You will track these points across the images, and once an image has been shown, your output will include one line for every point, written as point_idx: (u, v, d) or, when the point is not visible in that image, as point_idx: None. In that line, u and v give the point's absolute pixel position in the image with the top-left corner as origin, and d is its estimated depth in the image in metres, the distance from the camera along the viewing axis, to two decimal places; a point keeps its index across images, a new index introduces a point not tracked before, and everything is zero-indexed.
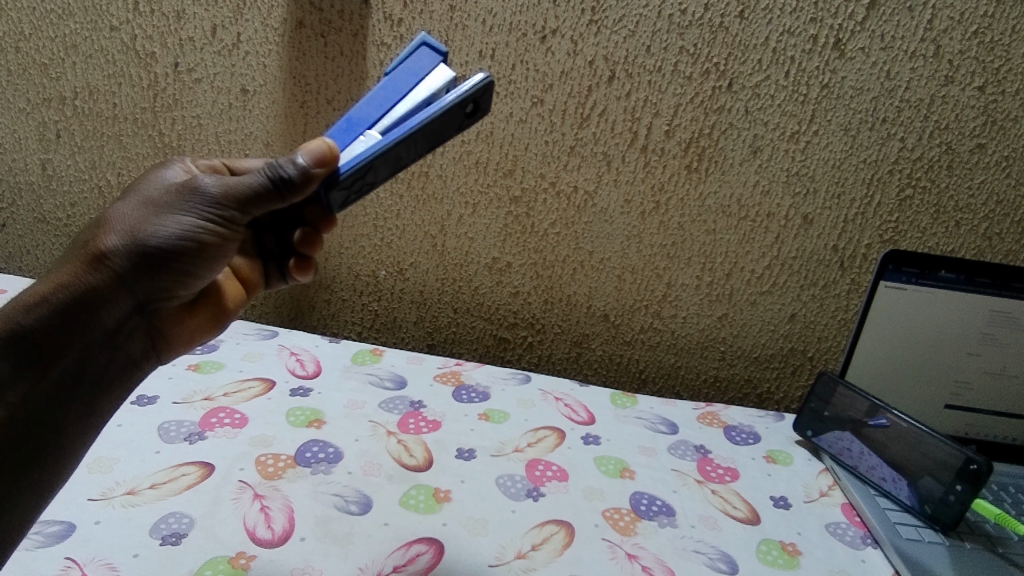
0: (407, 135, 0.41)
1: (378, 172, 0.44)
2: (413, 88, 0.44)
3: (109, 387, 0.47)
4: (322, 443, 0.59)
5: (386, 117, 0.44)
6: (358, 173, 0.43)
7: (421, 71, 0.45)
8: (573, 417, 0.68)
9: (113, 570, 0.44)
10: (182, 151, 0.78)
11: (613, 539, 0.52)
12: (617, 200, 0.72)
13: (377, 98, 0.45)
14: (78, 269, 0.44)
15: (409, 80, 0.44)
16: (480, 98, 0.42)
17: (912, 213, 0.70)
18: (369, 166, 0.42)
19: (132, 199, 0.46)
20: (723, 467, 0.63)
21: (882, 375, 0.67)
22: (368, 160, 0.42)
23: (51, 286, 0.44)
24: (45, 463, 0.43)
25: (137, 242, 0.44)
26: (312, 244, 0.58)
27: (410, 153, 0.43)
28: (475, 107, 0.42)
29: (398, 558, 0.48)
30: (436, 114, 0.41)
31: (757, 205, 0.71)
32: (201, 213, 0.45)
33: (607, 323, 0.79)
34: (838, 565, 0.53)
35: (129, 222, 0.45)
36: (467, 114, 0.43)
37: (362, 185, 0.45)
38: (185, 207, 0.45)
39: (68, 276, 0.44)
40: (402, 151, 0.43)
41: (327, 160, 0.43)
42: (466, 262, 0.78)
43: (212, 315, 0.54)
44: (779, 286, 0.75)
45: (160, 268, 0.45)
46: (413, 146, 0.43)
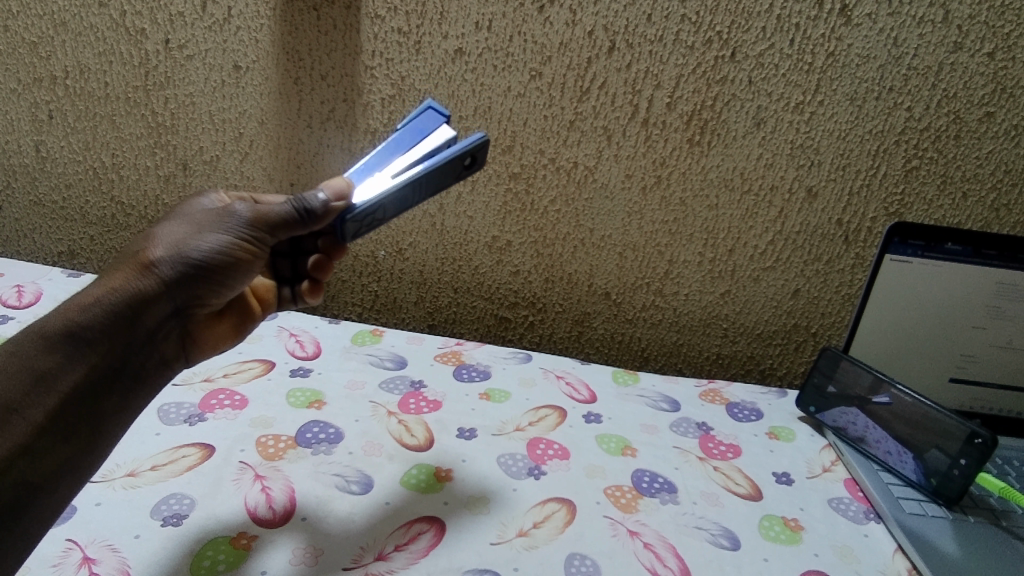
0: (417, 179, 0.45)
1: (388, 210, 0.47)
2: (419, 143, 0.49)
3: (146, 385, 0.46)
4: (323, 424, 0.58)
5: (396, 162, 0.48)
6: (371, 209, 0.46)
7: (426, 129, 0.50)
8: (574, 395, 0.67)
9: (114, 551, 0.44)
10: (176, 131, 0.77)
11: (615, 516, 0.52)
12: (618, 175, 0.71)
13: (389, 149, 0.50)
14: (126, 276, 0.44)
15: (416, 136, 0.49)
16: (478, 151, 0.48)
17: (918, 184, 0.69)
18: (380, 203, 0.46)
19: (175, 221, 0.48)
20: (725, 444, 0.63)
21: (886, 349, 0.66)
22: (380, 198, 0.45)
23: (102, 290, 0.44)
24: (77, 440, 0.42)
25: (182, 253, 0.45)
26: (324, 269, 0.58)
27: (416, 195, 0.47)
28: (473, 160, 0.48)
29: (400, 536, 0.48)
30: (440, 163, 0.46)
31: (760, 178, 0.70)
32: (241, 231, 0.47)
33: (608, 301, 0.78)
34: (840, 539, 0.52)
35: (176, 236, 0.46)
36: (465, 166, 0.48)
37: (373, 221, 0.48)
38: (227, 225, 0.47)
39: (116, 282, 0.44)
40: (408, 193, 0.46)
41: (345, 195, 0.47)
42: (466, 241, 0.77)
43: (236, 325, 0.54)
44: (783, 261, 0.74)
45: (199, 280, 0.46)
46: (420, 191, 0.47)
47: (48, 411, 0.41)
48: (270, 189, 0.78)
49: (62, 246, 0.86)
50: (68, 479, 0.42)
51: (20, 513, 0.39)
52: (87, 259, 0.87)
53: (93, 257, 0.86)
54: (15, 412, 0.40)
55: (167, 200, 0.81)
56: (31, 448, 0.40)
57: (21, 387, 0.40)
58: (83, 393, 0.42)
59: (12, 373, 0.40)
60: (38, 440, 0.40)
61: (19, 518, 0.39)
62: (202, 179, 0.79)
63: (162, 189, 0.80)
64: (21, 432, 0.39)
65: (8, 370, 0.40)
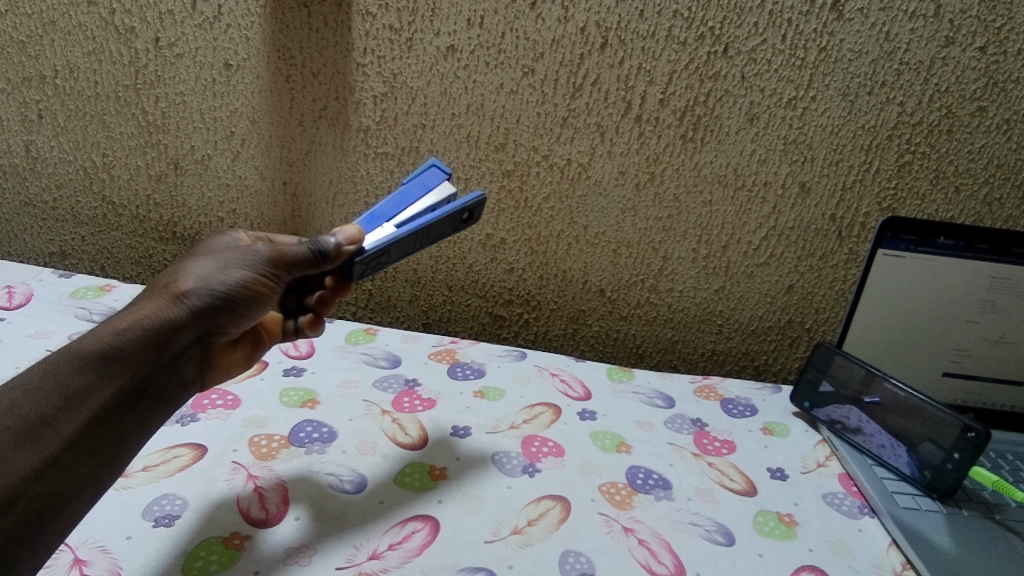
0: (420, 229, 0.48)
1: (392, 255, 0.50)
2: (422, 196, 0.52)
3: (167, 405, 0.46)
4: (316, 423, 0.58)
5: (401, 212, 0.51)
6: (378, 254, 0.49)
7: (430, 184, 0.53)
8: (569, 393, 0.67)
9: (105, 552, 0.43)
10: (166, 130, 0.76)
11: (610, 513, 0.52)
12: (611, 172, 0.71)
13: (395, 199, 0.52)
14: (155, 305, 0.45)
15: (421, 190, 0.52)
16: (475, 208, 0.50)
17: (911, 179, 0.69)
18: (385, 249, 0.49)
19: (200, 254, 0.49)
20: (720, 440, 0.63)
21: (880, 344, 0.66)
22: (384, 245, 0.48)
23: (129, 317, 0.44)
24: (101, 448, 0.41)
25: (208, 284, 0.46)
26: (327, 304, 0.57)
27: (418, 244, 0.50)
28: (470, 215, 0.51)
29: (394, 535, 0.47)
30: (442, 217, 0.48)
31: (754, 174, 0.70)
32: (264, 267, 0.48)
33: (603, 298, 0.78)
34: (834, 534, 0.53)
35: (203, 269, 0.47)
36: (463, 220, 0.51)
37: (378, 264, 0.51)
38: (249, 260, 0.47)
39: (145, 310, 0.45)
40: (411, 242, 0.49)
41: (359, 239, 0.49)
42: (460, 239, 0.77)
43: (248, 351, 0.56)
44: (776, 258, 0.74)
45: (221, 311, 0.47)
46: (421, 240, 0.50)
47: (77, 425, 0.40)
48: (262, 188, 0.78)
49: (53, 247, 0.86)
50: (91, 495, 0.41)
51: (46, 524, 0.38)
52: (79, 260, 0.86)
53: (85, 257, 0.86)
54: (48, 426, 0.40)
55: (159, 200, 0.81)
56: (60, 460, 0.39)
57: (52, 402, 0.40)
58: (110, 414, 0.42)
59: (44, 390, 0.41)
60: (66, 452, 0.40)
61: (47, 528, 0.39)
62: (193, 178, 0.78)
63: (153, 188, 0.80)
64: (51, 445, 0.39)
65: (40, 388, 0.41)
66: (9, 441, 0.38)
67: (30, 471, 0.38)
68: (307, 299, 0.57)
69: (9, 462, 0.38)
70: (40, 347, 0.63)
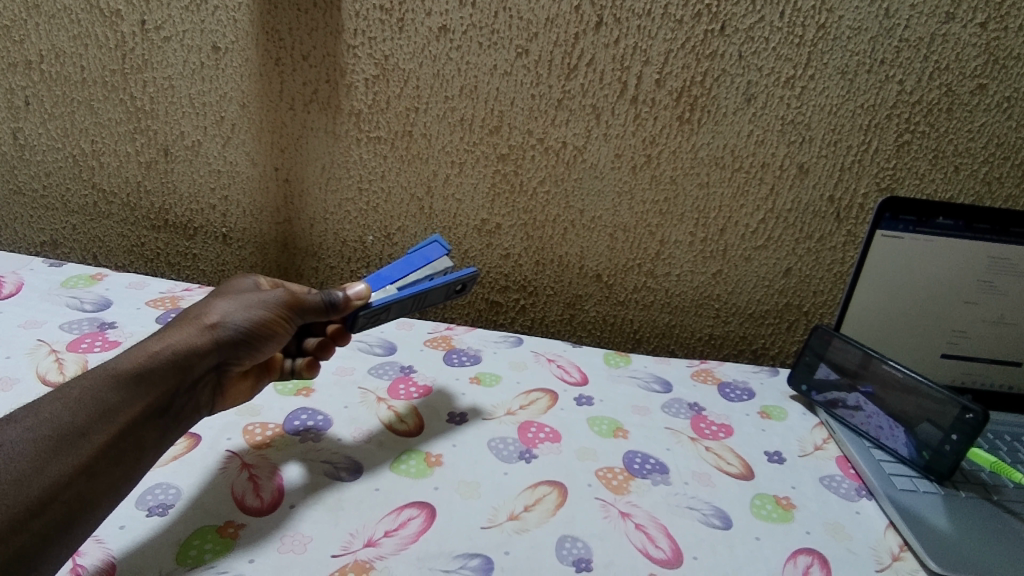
0: (421, 293, 0.54)
1: (390, 314, 0.55)
2: (423, 266, 0.57)
3: (182, 424, 0.47)
4: (311, 411, 0.58)
5: (405, 278, 0.56)
6: (380, 311, 0.53)
7: (431, 256, 0.58)
8: (565, 378, 0.67)
9: (99, 542, 0.43)
10: (155, 116, 0.75)
11: (606, 498, 0.51)
12: (607, 154, 0.70)
13: (399, 264, 0.58)
14: (182, 334, 0.47)
15: (424, 260, 0.58)
16: (467, 281, 0.57)
17: (910, 159, 0.68)
18: (388, 307, 0.54)
19: (224, 294, 0.52)
20: (717, 424, 0.63)
21: (879, 327, 0.66)
22: (388, 303, 0.53)
23: (156, 342, 0.46)
24: (126, 458, 0.41)
25: (233, 319, 0.48)
26: (327, 348, 0.57)
27: (414, 306, 0.56)
28: (462, 287, 0.57)
29: (390, 522, 0.47)
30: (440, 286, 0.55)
31: (751, 156, 0.69)
32: (283, 306, 0.51)
33: (599, 283, 0.77)
34: (831, 516, 0.53)
35: (228, 305, 0.49)
36: (455, 291, 0.57)
37: (377, 319, 0.55)
38: (270, 300, 0.51)
39: (172, 337, 0.46)
40: (410, 305, 0.55)
41: (367, 296, 0.53)
42: (456, 225, 0.76)
43: (253, 382, 0.55)
44: (774, 240, 0.73)
45: (241, 346, 0.49)
46: (417, 304, 0.56)
47: (109, 435, 0.40)
48: (253, 174, 0.77)
49: (44, 236, 0.85)
50: (115, 499, 0.41)
51: (74, 530, 0.38)
52: (70, 249, 0.86)
53: (76, 246, 0.85)
54: (84, 436, 0.39)
55: (150, 187, 0.79)
56: (91, 468, 0.39)
57: (86, 413, 0.40)
58: (137, 426, 0.42)
59: (80, 403, 0.40)
60: (98, 459, 0.39)
61: (75, 530, 0.38)
62: (184, 164, 0.77)
63: (143, 175, 0.79)
64: (83, 452, 0.39)
65: (77, 401, 0.40)
66: (45, 449, 0.38)
67: (63, 477, 0.38)
68: (307, 342, 0.57)
69: (45, 468, 0.37)
70: (31, 336, 0.63)
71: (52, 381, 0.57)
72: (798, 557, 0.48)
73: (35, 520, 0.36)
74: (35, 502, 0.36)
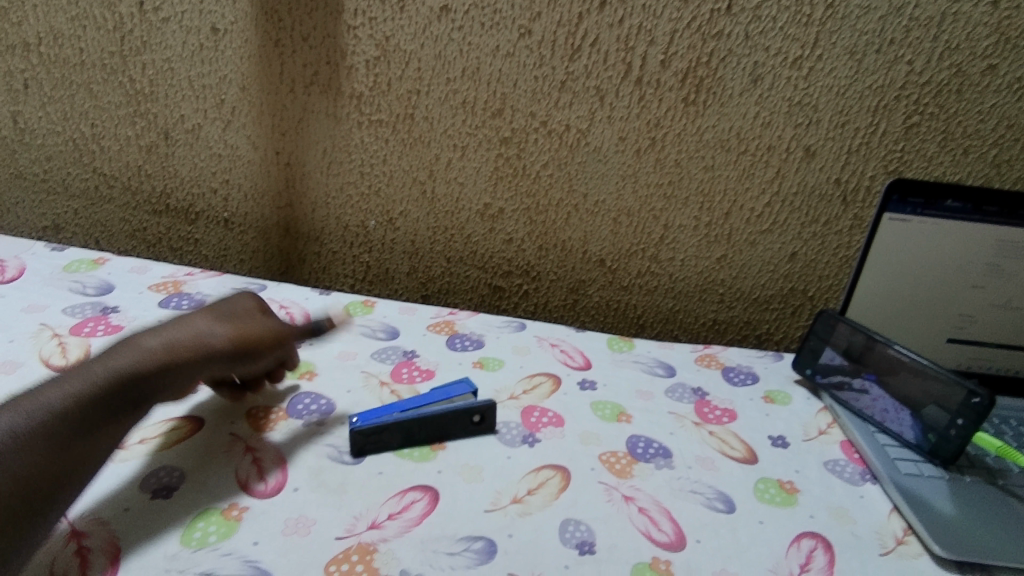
0: (425, 417, 0.53)
1: (393, 443, 0.52)
2: (443, 399, 0.55)
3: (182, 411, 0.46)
4: (314, 395, 0.58)
5: (418, 409, 0.54)
6: (377, 431, 0.51)
7: (453, 391, 0.56)
8: (569, 362, 0.67)
9: (103, 522, 0.43)
10: (155, 99, 0.74)
11: (610, 482, 0.51)
12: (611, 137, 0.69)
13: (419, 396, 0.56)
14: (179, 339, 0.48)
15: (443, 395, 0.55)
16: (485, 411, 0.54)
17: (918, 141, 0.67)
18: (386, 426, 0.51)
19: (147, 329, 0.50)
20: (720, 408, 0.63)
21: (884, 311, 0.65)
22: (386, 423, 0.51)
23: (156, 343, 0.47)
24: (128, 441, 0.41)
25: (169, 341, 0.48)
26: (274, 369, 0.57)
27: (420, 433, 0.53)
28: (481, 417, 0.55)
29: (393, 505, 0.47)
30: (447, 411, 0.53)
31: (757, 138, 0.68)
32: (269, 335, 0.56)
33: (603, 268, 0.77)
34: (835, 501, 0.53)
35: (222, 326, 0.53)
36: (474, 421, 0.54)
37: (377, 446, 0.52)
38: (257, 327, 0.55)
39: (173, 340, 0.48)
40: (414, 430, 0.53)
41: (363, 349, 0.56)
42: (458, 209, 0.76)
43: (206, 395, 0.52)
44: (780, 224, 0.72)
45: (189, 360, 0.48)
46: (424, 429, 0.53)
47: None
48: (255, 158, 0.76)
49: (46, 221, 0.85)
50: None
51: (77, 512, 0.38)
52: (72, 234, 0.85)
53: (78, 231, 0.85)
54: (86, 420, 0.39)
55: (151, 171, 0.79)
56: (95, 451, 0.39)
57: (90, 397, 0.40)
58: None
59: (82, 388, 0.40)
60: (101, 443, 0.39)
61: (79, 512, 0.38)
62: (185, 148, 0.77)
63: (144, 159, 0.78)
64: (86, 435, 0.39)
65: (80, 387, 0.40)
66: (48, 432, 0.37)
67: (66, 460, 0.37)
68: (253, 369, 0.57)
69: (48, 450, 0.37)
70: (33, 320, 0.63)
71: (56, 366, 0.57)
72: (802, 540, 0.48)
73: (40, 502, 0.36)
74: (39, 485, 0.36)
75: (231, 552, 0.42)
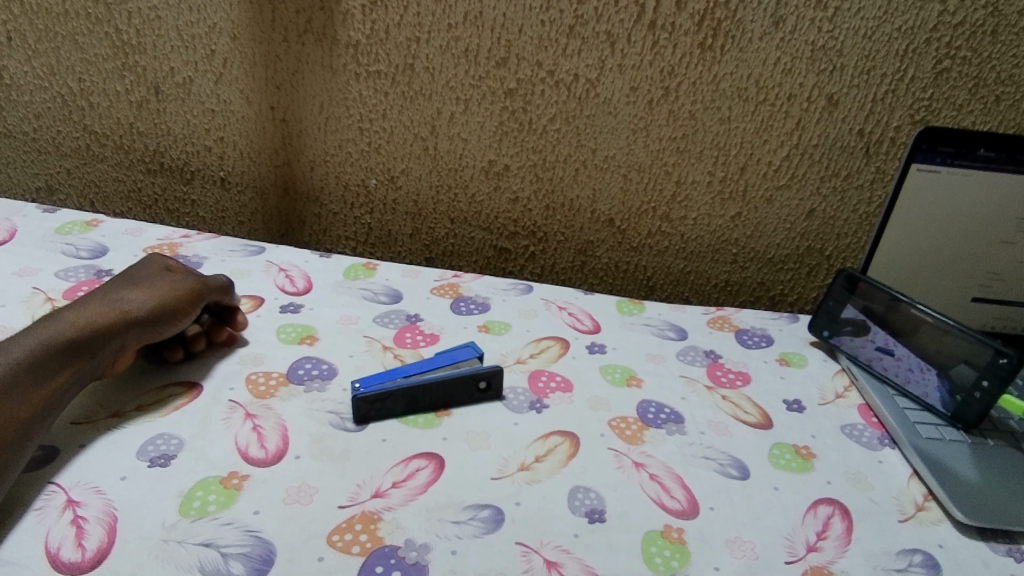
0: (430, 384, 0.51)
1: (397, 410, 0.51)
2: (448, 365, 0.53)
3: None
4: (315, 360, 0.56)
5: (422, 374, 0.52)
6: (380, 399, 0.50)
7: (459, 356, 0.54)
8: (577, 326, 0.65)
9: (100, 493, 0.42)
10: (142, 50, 0.71)
11: (620, 448, 0.50)
12: (622, 88, 0.66)
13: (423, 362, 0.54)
14: (97, 311, 0.49)
15: (448, 360, 0.54)
16: (492, 377, 0.53)
17: (948, 88, 0.63)
18: (389, 393, 0.50)
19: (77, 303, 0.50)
20: (734, 371, 0.61)
21: (906, 270, 0.63)
22: (389, 390, 0.50)
23: (75, 316, 0.48)
24: None
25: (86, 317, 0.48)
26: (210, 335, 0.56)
27: (425, 399, 0.51)
28: (488, 384, 0.53)
29: (398, 473, 0.46)
30: (452, 378, 0.52)
31: (777, 86, 0.64)
32: (192, 291, 0.56)
33: (612, 228, 0.74)
34: (852, 466, 0.51)
35: (142, 295, 0.53)
36: (479, 389, 0.53)
37: (381, 414, 0.50)
38: (180, 287, 0.55)
39: (92, 312, 0.49)
40: (418, 396, 0.51)
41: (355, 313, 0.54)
42: (461, 167, 0.73)
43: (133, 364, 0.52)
44: (798, 179, 0.69)
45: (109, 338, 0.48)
46: (428, 396, 0.51)
47: None
48: (249, 114, 0.73)
49: (39, 181, 0.82)
50: None
51: None
52: (66, 195, 0.83)
53: (72, 192, 0.82)
54: None
55: (143, 128, 0.76)
56: None
57: None
58: None
59: None
60: None
61: None
62: (176, 103, 0.74)
63: (135, 115, 0.75)
64: None
65: None
66: None
67: None
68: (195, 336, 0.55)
69: None
70: (25, 284, 0.61)
71: None
72: (819, 507, 0.47)
73: None
74: None
75: (232, 522, 0.41)
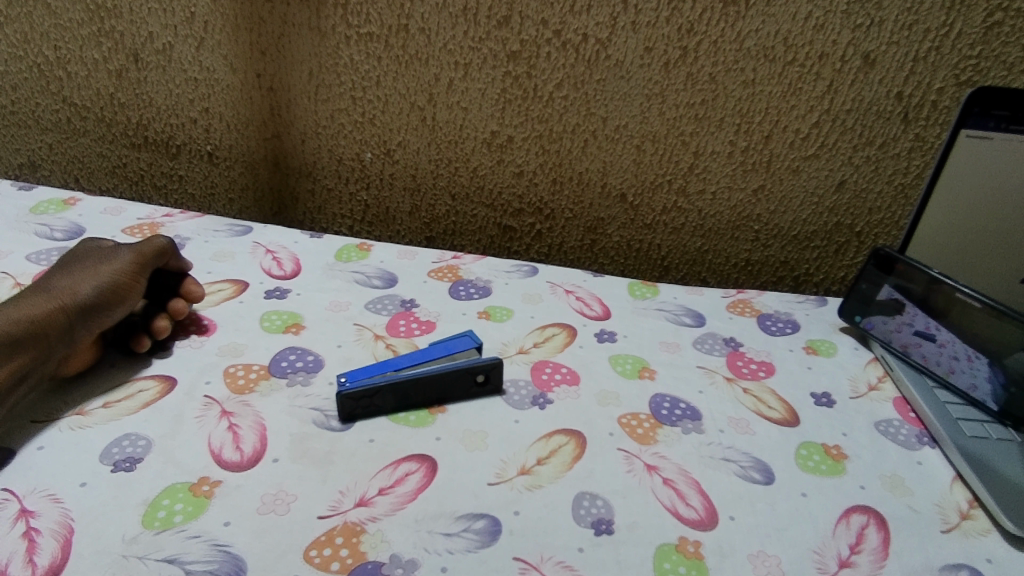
0: (422, 377, 0.47)
1: (386, 406, 0.46)
2: (442, 357, 0.48)
3: None
4: (300, 351, 0.52)
5: (414, 367, 0.47)
6: (367, 395, 0.45)
7: (455, 347, 0.50)
8: (585, 311, 0.60)
9: (58, 501, 0.38)
10: (117, 14, 0.65)
11: (631, 449, 0.45)
12: (636, 48, 0.59)
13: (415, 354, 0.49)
14: (32, 305, 0.45)
15: (443, 352, 0.49)
16: (490, 370, 0.48)
17: (1001, 44, 0.56)
18: (378, 389, 0.45)
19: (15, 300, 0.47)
20: (756, 361, 0.56)
21: (950, 249, 0.56)
22: (377, 386, 0.45)
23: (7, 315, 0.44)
24: None
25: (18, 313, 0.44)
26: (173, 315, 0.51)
27: (417, 395, 0.47)
28: (486, 378, 0.48)
29: (385, 478, 0.42)
30: (446, 370, 0.47)
31: (809, 44, 0.58)
32: (133, 264, 0.51)
33: (624, 204, 0.69)
34: (888, 469, 0.46)
35: (84, 277, 0.49)
36: (477, 383, 0.48)
37: (369, 411, 0.46)
38: (118, 262, 0.51)
39: (25, 307, 0.45)
40: (409, 392, 0.47)
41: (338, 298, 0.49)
42: (461, 138, 0.67)
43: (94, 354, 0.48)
44: (829, 149, 0.63)
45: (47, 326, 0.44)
46: (421, 391, 0.47)
47: None
48: (234, 82, 0.68)
49: (21, 157, 0.78)
50: None
51: None
52: (50, 171, 0.79)
53: (56, 169, 0.78)
54: None
55: (123, 99, 0.71)
56: None
57: None
58: None
59: None
60: None
61: None
62: (156, 72, 0.69)
63: (115, 85, 0.70)
64: None
65: None
66: None
67: None
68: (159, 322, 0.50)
69: None
70: None
71: None
72: (852, 517, 0.42)
73: None
74: None
75: (199, 535, 0.37)
